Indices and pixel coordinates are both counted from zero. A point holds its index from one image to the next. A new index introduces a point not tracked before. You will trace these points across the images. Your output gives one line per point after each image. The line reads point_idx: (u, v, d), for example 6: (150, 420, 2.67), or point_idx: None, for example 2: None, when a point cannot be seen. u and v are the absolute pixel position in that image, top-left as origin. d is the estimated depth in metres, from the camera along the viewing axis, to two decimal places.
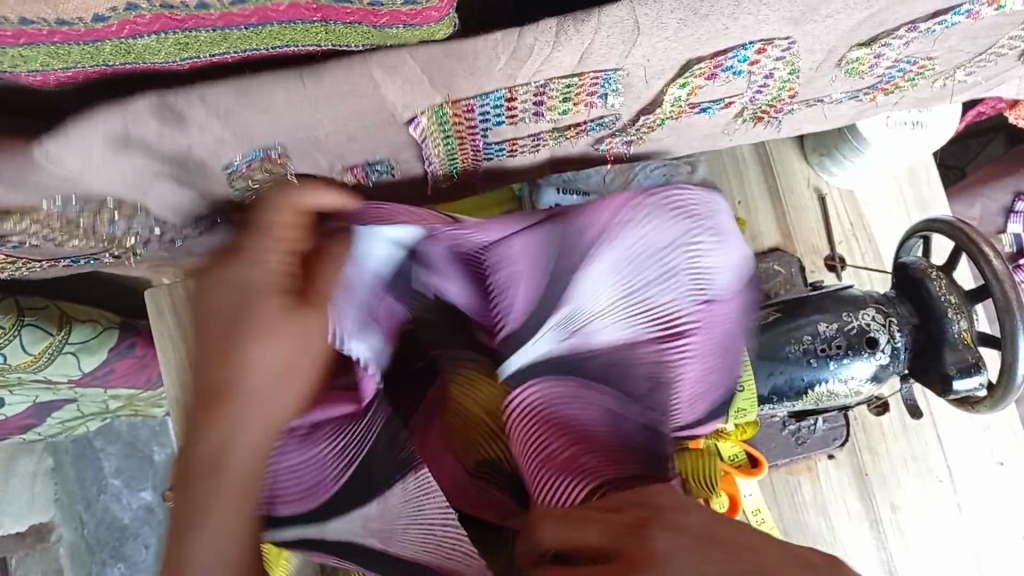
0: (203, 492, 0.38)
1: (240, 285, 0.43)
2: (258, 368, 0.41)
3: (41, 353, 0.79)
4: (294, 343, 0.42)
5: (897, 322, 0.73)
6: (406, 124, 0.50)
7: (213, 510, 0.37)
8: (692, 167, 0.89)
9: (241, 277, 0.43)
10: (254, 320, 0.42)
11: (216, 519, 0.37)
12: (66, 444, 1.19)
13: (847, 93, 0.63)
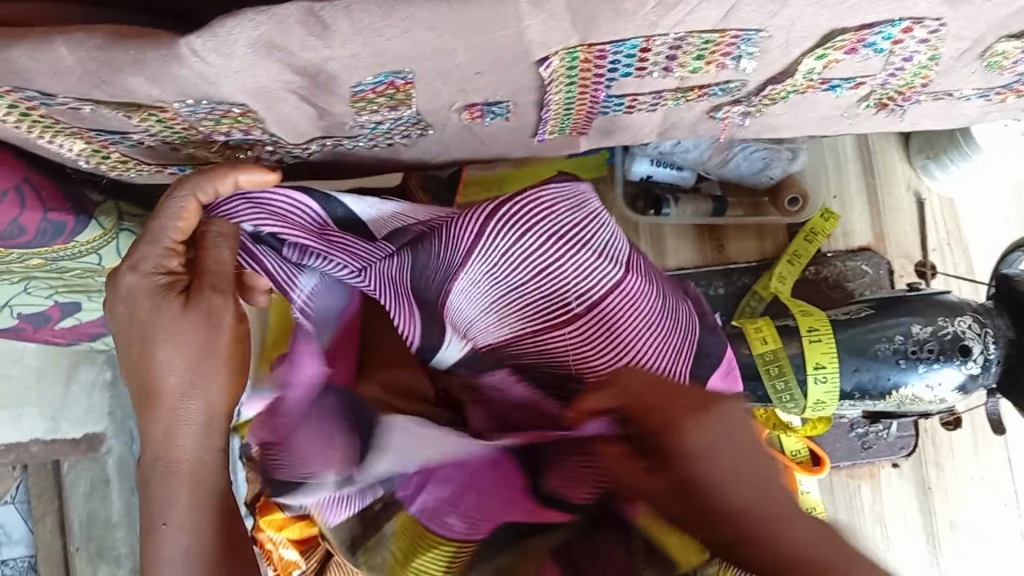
0: (164, 490, 0.49)
1: (134, 291, 0.50)
2: (174, 358, 0.49)
3: None
4: (202, 329, 0.50)
5: (993, 335, 0.71)
6: (537, 64, 0.49)
7: (176, 502, 0.49)
8: (792, 154, 0.86)
9: (127, 289, 0.50)
10: (150, 317, 0.50)
11: (181, 508, 0.49)
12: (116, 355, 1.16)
13: (979, 90, 0.61)
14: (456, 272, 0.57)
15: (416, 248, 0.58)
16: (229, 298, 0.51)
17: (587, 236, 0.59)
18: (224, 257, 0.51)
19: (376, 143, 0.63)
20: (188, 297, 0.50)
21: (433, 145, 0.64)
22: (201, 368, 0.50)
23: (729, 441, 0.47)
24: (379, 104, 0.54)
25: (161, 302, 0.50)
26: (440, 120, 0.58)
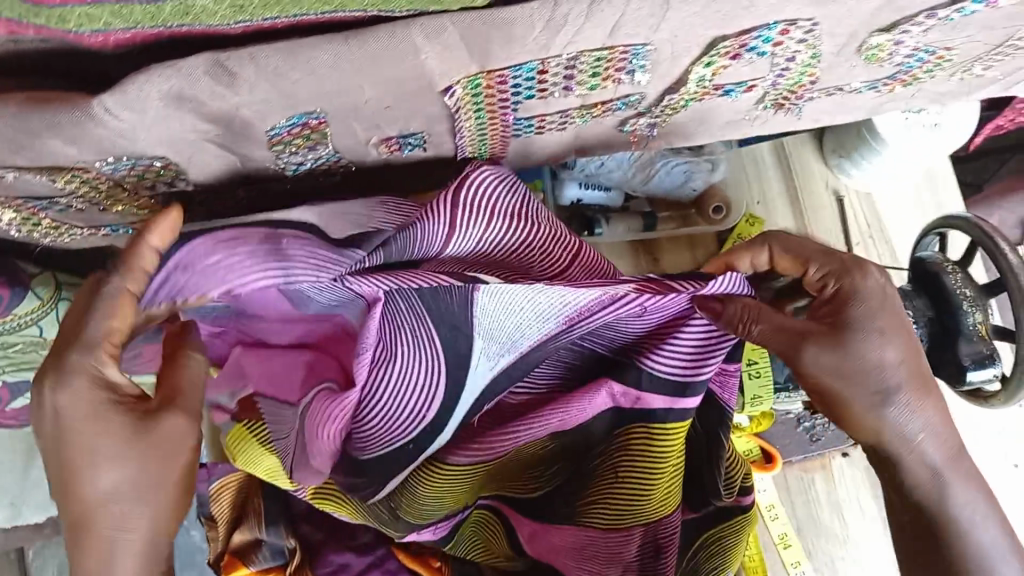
0: None
1: (68, 408, 0.46)
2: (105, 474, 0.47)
3: None
4: (156, 464, 0.48)
5: (914, 314, 0.73)
6: (441, 94, 0.52)
7: None
8: (712, 164, 0.91)
9: (73, 405, 0.46)
10: (85, 431, 0.46)
11: None
12: None
13: (867, 83, 0.65)
14: (430, 248, 0.53)
15: (385, 244, 0.52)
16: (191, 430, 0.49)
17: (520, 209, 0.57)
18: (198, 378, 0.50)
19: (302, 186, 0.64)
20: (145, 425, 0.47)
21: (359, 182, 0.66)
22: (147, 493, 0.48)
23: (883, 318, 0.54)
24: (297, 146, 0.56)
25: (106, 417, 0.46)
26: (360, 156, 0.60)
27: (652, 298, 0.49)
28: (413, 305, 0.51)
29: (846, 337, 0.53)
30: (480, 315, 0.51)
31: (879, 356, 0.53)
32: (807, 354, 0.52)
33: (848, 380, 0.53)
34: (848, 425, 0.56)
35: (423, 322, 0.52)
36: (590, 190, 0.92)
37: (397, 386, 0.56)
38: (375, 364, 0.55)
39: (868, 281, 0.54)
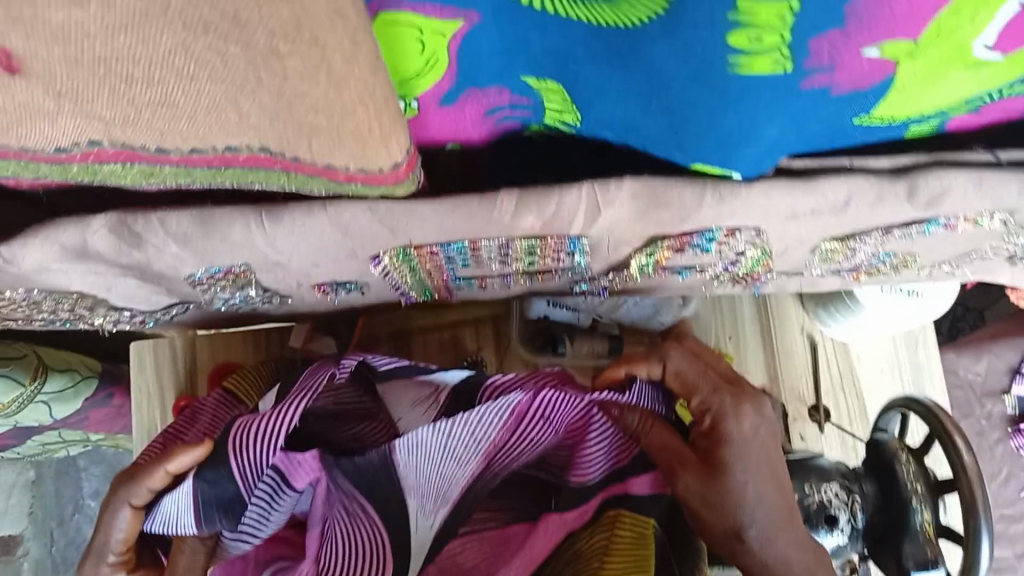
0: None
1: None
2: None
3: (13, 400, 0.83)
4: None
5: (859, 501, 0.69)
6: (368, 260, 0.51)
7: None
8: (684, 300, 0.90)
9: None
10: None
11: None
12: (52, 459, 1.28)
13: (829, 270, 0.63)
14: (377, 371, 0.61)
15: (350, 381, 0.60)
16: None
17: None
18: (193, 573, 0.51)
19: (239, 308, 0.63)
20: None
21: (300, 307, 0.65)
22: None
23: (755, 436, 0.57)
24: (222, 285, 0.54)
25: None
26: (296, 294, 0.59)
27: (539, 403, 0.55)
28: (348, 488, 0.56)
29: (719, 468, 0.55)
30: (413, 477, 0.55)
31: (745, 481, 0.55)
32: (679, 481, 0.56)
33: (713, 509, 0.55)
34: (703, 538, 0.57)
35: (357, 499, 0.55)
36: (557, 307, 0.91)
37: (347, 544, 0.56)
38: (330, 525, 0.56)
39: (741, 425, 0.57)
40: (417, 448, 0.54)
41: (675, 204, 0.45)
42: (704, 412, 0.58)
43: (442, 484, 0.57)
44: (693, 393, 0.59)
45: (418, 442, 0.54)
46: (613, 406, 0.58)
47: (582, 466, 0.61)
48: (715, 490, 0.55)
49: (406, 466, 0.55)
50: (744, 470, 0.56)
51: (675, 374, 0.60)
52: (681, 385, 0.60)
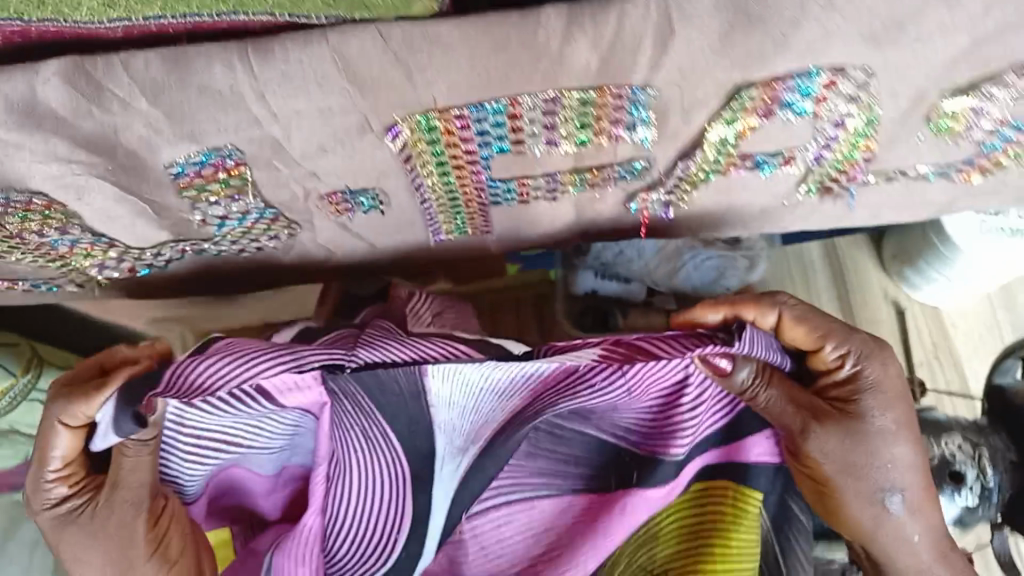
0: None
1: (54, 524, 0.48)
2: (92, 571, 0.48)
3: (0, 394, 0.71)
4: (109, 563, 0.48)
5: (990, 457, 0.58)
6: (383, 134, 0.41)
7: None
8: (750, 261, 0.79)
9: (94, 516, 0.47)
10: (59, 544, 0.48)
11: None
12: None
13: (937, 165, 0.52)
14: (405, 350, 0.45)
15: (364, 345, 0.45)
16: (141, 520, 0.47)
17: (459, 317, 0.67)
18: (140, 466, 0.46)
19: (241, 246, 0.54)
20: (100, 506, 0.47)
21: (311, 247, 0.56)
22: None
23: (891, 386, 0.48)
24: (213, 194, 0.46)
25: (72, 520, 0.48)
26: (304, 216, 0.50)
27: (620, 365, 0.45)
28: (360, 402, 0.47)
29: (860, 429, 0.48)
30: (442, 409, 0.47)
31: (887, 441, 0.48)
32: (810, 441, 0.48)
33: (855, 477, 0.48)
34: (836, 520, 0.50)
35: (374, 417, 0.48)
36: (606, 279, 0.80)
37: (364, 486, 0.51)
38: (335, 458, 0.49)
39: (885, 373, 0.48)
40: (451, 372, 0.45)
41: (769, 17, 0.36)
42: (839, 359, 0.48)
43: (475, 416, 0.49)
44: (826, 340, 0.48)
45: (453, 369, 0.44)
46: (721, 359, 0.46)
47: (669, 440, 0.50)
48: (856, 454, 0.47)
49: (430, 388, 0.46)
50: (887, 419, 0.48)
51: (797, 318, 0.48)
52: (805, 333, 0.48)
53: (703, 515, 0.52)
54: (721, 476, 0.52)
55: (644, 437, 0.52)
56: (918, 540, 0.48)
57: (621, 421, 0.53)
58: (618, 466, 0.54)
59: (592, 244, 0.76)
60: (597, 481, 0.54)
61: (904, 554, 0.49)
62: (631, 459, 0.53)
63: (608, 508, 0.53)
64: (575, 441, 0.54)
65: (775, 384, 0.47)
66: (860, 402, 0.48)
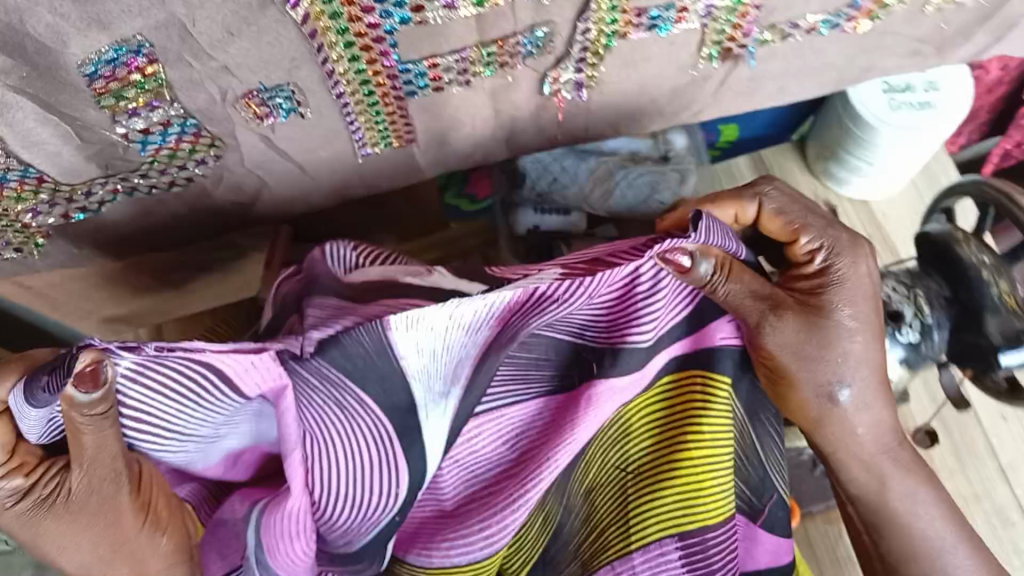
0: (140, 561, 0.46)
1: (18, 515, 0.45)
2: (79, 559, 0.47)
3: None
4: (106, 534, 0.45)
5: (924, 296, 0.60)
6: (286, 5, 0.43)
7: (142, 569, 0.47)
8: (680, 174, 0.81)
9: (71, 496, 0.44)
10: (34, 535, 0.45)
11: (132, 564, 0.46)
12: None
13: (824, 15, 0.56)
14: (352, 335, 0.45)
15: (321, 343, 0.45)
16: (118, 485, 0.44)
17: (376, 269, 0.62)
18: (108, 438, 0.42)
19: (170, 177, 0.55)
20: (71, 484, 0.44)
21: (241, 173, 0.57)
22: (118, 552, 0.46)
23: (854, 287, 0.54)
24: (131, 102, 0.47)
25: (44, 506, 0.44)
26: (227, 128, 0.52)
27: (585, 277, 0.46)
28: (325, 376, 0.45)
29: (823, 324, 0.53)
30: (411, 355, 0.46)
31: (851, 336, 0.54)
32: (767, 333, 0.52)
33: (805, 366, 0.53)
34: (788, 406, 0.56)
35: (342, 382, 0.45)
36: (547, 213, 0.82)
37: (342, 443, 0.47)
38: (307, 437, 0.46)
39: (852, 271, 0.54)
40: (416, 322, 0.44)
41: None
42: (812, 253, 0.55)
43: (451, 356, 0.47)
44: (802, 231, 0.54)
45: (414, 317, 0.43)
46: (681, 253, 0.47)
47: (631, 328, 0.51)
48: (817, 344, 0.53)
49: (400, 351, 0.45)
50: (850, 318, 0.54)
51: (775, 212, 0.55)
52: (782, 226, 0.55)
53: (669, 410, 0.55)
54: (697, 367, 0.53)
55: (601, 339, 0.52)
56: (862, 433, 0.56)
57: (578, 322, 0.51)
58: (577, 363, 0.53)
59: (520, 163, 0.79)
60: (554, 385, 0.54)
61: (849, 438, 0.56)
62: (592, 354, 0.53)
63: (578, 404, 0.53)
64: (535, 347, 0.52)
65: (735, 276, 0.49)
66: (826, 297, 0.54)
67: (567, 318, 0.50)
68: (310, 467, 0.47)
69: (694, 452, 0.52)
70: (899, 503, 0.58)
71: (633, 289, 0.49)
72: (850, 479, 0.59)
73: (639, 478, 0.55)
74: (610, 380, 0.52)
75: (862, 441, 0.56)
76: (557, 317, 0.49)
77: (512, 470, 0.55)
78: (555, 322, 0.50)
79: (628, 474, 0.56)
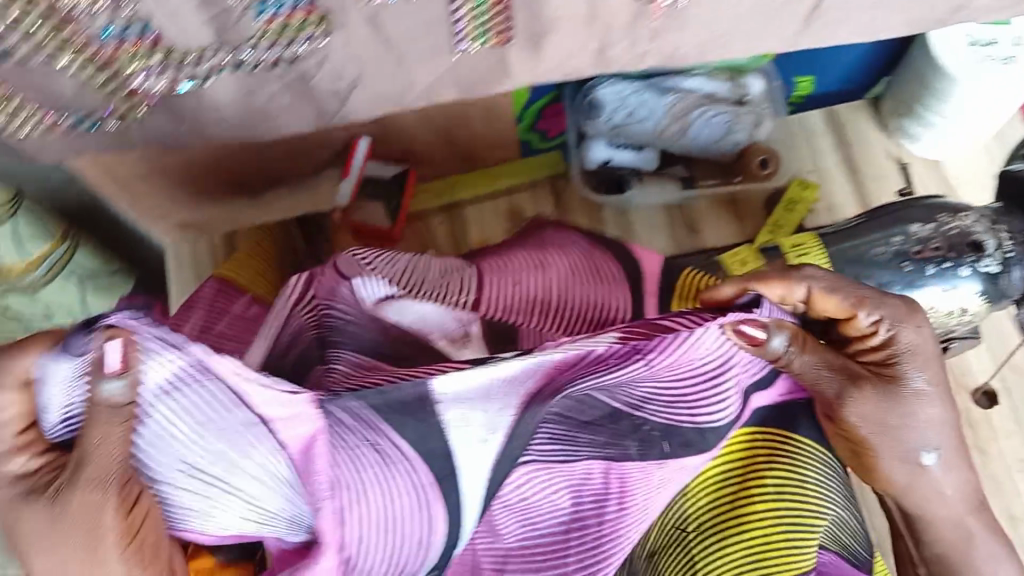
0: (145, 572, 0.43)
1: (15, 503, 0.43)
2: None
3: (44, 260, 0.72)
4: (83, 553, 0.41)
5: (1006, 230, 0.59)
6: None
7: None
8: (756, 116, 0.81)
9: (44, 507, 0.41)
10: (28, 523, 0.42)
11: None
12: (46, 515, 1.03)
13: None
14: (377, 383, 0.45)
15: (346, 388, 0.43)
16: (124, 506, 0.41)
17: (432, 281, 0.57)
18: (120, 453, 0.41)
19: (276, 55, 0.57)
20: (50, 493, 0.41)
21: (343, 61, 0.59)
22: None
23: (925, 350, 0.50)
24: None
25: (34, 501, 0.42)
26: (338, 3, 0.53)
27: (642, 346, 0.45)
28: (361, 416, 0.42)
29: (899, 394, 0.50)
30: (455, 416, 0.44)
31: (922, 409, 0.50)
32: (850, 406, 0.49)
33: (890, 438, 0.50)
34: (871, 476, 0.53)
35: (380, 428, 0.43)
36: (621, 148, 0.83)
37: (386, 512, 0.44)
38: (339, 487, 0.42)
39: (920, 336, 0.51)
40: (462, 391, 0.44)
41: None
42: (875, 326, 0.51)
43: (502, 416, 0.45)
44: (859, 310, 0.50)
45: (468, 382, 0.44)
46: (741, 327, 0.47)
47: (698, 409, 0.49)
48: (892, 414, 0.50)
49: (446, 412, 0.43)
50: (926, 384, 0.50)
51: (826, 292, 0.50)
52: (838, 304, 0.50)
53: (730, 474, 0.54)
54: (772, 426, 0.53)
55: (661, 405, 0.49)
56: (949, 495, 0.52)
57: (639, 396, 0.49)
58: (634, 432, 0.50)
59: (598, 93, 0.79)
60: (618, 451, 0.50)
61: (933, 503, 0.52)
62: (659, 431, 0.50)
63: (632, 487, 0.51)
64: (589, 404, 0.48)
65: (809, 350, 0.48)
66: (899, 368, 0.50)
67: (626, 387, 0.48)
68: (342, 519, 0.43)
69: (764, 504, 0.52)
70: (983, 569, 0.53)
71: (690, 362, 0.47)
72: (934, 541, 0.54)
73: (700, 536, 0.54)
74: (661, 462, 0.51)
75: (946, 510, 0.53)
76: (609, 386, 0.47)
77: (571, 535, 0.51)
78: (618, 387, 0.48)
79: (691, 533, 0.54)
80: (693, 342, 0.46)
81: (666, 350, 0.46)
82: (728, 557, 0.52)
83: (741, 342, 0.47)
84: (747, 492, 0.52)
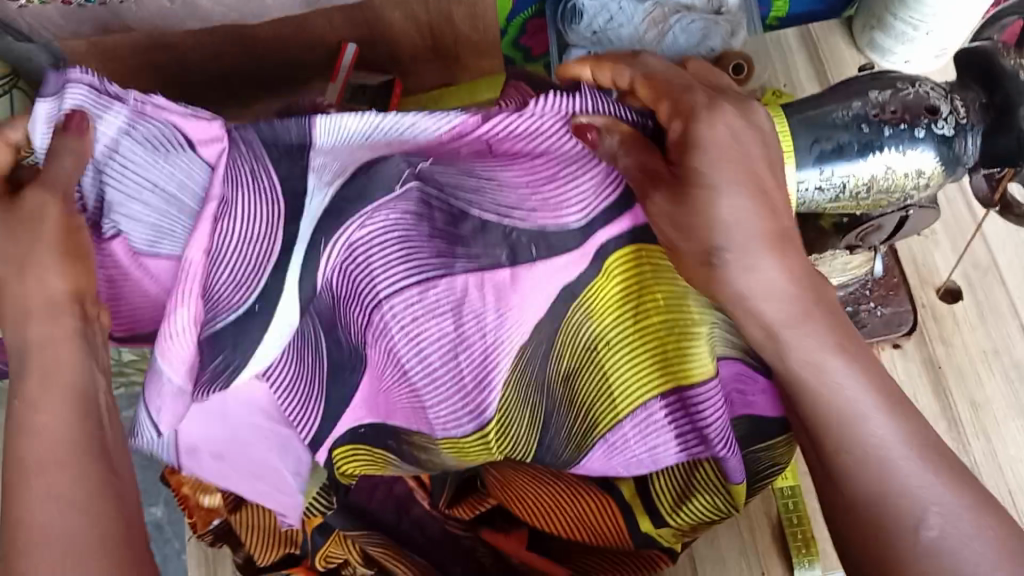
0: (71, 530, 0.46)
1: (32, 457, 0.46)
2: (54, 494, 0.45)
3: None
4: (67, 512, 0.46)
5: (960, 99, 0.62)
6: None
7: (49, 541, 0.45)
8: (731, 25, 0.84)
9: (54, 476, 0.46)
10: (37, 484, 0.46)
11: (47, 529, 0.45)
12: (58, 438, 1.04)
13: None
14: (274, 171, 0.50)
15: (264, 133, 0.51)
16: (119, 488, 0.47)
17: None
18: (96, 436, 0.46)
19: None
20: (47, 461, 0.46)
21: None
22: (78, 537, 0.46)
23: (734, 144, 0.48)
24: None
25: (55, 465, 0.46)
26: None
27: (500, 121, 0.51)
28: (256, 156, 0.50)
29: (682, 189, 0.48)
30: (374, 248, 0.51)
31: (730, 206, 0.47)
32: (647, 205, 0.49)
33: (711, 261, 0.48)
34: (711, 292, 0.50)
35: (264, 166, 0.50)
36: (599, 58, 0.85)
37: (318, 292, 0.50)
38: (224, 212, 0.49)
39: (717, 128, 0.48)
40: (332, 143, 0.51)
41: None
42: (677, 116, 0.49)
43: (391, 213, 0.50)
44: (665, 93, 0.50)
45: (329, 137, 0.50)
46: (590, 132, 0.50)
47: (555, 197, 0.51)
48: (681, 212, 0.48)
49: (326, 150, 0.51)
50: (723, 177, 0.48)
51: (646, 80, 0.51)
52: (667, 100, 0.50)
53: (626, 288, 0.54)
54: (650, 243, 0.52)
55: (528, 191, 0.51)
56: (758, 283, 0.48)
57: (507, 202, 0.51)
58: (502, 236, 0.51)
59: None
60: (491, 261, 0.51)
61: (753, 304, 0.49)
62: (529, 237, 0.51)
63: (514, 284, 0.52)
64: (442, 200, 0.50)
65: (631, 149, 0.49)
66: (685, 163, 0.48)
67: (491, 185, 0.51)
68: (217, 261, 0.49)
69: (657, 313, 0.54)
70: (829, 387, 0.49)
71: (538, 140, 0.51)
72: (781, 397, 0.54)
73: (609, 352, 0.56)
74: (532, 267, 0.51)
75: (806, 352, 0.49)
76: (475, 178, 0.51)
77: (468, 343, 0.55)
78: (479, 189, 0.51)
79: (600, 350, 0.56)
80: (540, 128, 0.51)
81: (514, 127, 0.51)
82: (636, 367, 0.56)
83: (583, 147, 0.51)
84: (642, 300, 0.54)
